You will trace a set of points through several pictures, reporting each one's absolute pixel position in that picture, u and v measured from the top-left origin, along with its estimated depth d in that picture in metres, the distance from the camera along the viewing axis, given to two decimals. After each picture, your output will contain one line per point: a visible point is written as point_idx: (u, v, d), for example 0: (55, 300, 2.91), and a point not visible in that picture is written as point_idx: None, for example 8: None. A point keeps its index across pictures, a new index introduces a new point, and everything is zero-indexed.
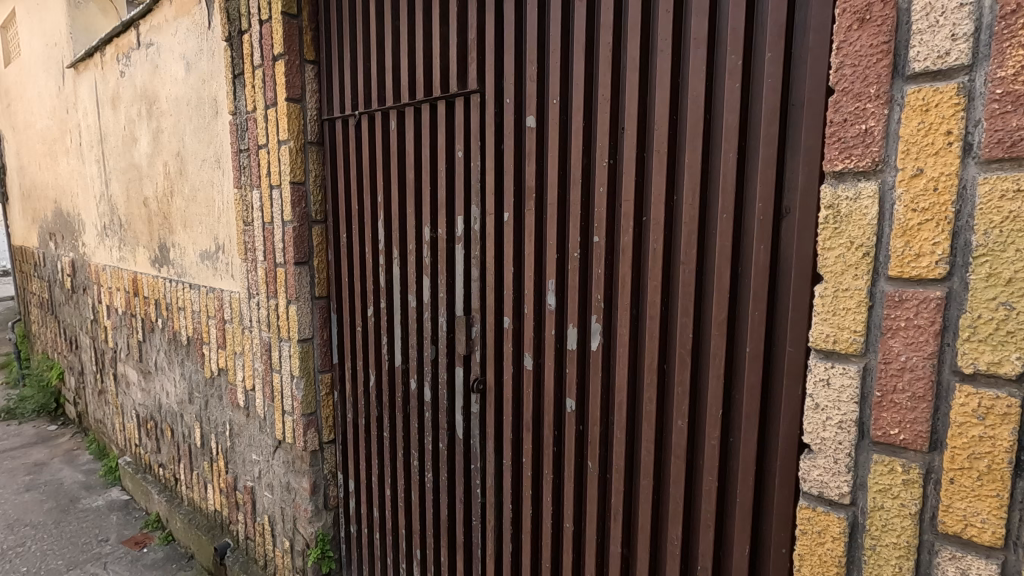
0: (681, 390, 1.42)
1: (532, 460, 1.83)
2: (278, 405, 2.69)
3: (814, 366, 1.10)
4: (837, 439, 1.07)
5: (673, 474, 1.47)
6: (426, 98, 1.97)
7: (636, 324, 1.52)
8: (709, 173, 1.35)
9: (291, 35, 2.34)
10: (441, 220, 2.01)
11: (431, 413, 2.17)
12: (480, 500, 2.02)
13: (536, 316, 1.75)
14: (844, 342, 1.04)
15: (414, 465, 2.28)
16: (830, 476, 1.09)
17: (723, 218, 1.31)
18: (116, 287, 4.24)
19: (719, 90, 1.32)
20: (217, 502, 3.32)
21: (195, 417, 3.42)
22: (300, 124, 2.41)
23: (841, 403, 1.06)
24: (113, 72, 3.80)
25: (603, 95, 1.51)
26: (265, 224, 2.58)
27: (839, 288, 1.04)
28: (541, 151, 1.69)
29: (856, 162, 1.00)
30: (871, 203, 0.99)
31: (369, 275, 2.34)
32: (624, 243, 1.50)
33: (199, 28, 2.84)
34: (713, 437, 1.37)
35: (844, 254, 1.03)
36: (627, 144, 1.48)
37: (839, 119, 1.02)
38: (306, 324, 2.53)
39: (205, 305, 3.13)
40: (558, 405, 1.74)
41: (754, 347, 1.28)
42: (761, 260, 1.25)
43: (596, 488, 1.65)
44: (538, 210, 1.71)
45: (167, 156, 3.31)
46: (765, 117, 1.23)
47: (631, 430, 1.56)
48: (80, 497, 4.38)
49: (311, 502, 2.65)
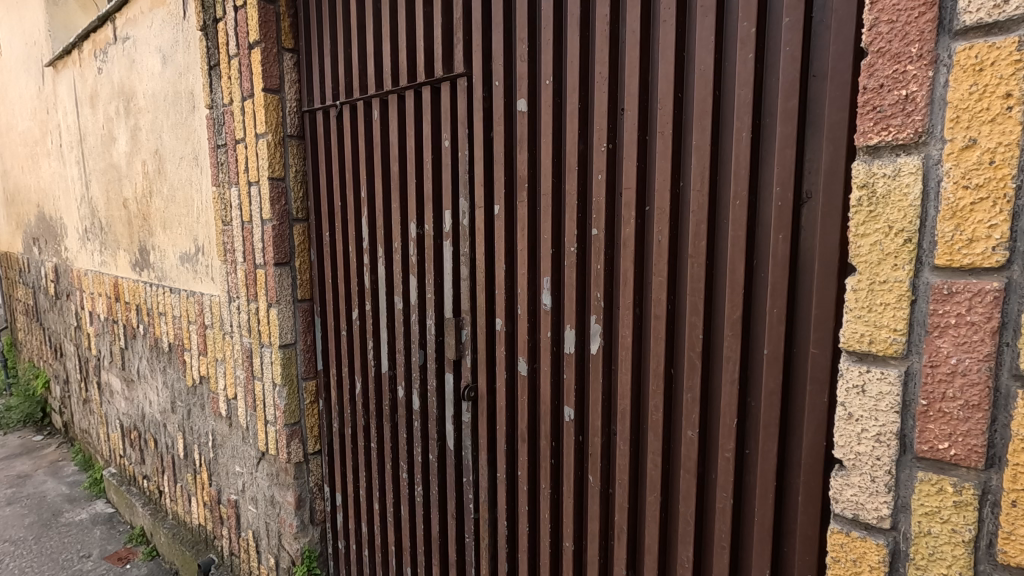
0: (691, 396, 1.28)
1: (529, 473, 1.69)
2: (260, 415, 2.55)
3: (846, 371, 0.96)
4: (874, 454, 0.93)
5: (683, 489, 1.33)
6: (410, 84, 1.83)
7: (639, 324, 1.38)
8: (718, 155, 1.21)
9: (267, 22, 2.20)
10: (428, 215, 1.87)
11: (420, 423, 2.02)
12: (474, 516, 1.89)
13: (531, 317, 1.62)
14: (881, 343, 0.90)
15: (403, 479, 2.14)
16: (866, 496, 0.95)
17: (736, 205, 1.17)
18: (98, 292, 4.09)
19: (729, 62, 1.18)
20: (201, 516, 3.18)
21: (177, 427, 3.27)
22: (279, 115, 2.27)
23: (879, 413, 0.92)
24: (90, 69, 3.66)
25: (601, 73, 1.37)
26: (244, 223, 2.44)
27: (876, 281, 0.91)
28: (534, 137, 1.55)
29: (895, 134, 0.86)
30: (913, 180, 0.85)
31: (353, 275, 2.20)
32: (626, 236, 1.36)
33: (174, 19, 2.70)
34: (727, 449, 1.24)
35: (881, 241, 0.90)
36: (627, 126, 1.34)
37: (874, 84, 0.88)
38: (288, 328, 2.39)
39: (186, 310, 2.98)
40: (555, 414, 1.60)
41: (773, 348, 1.14)
42: (780, 251, 1.12)
43: (598, 506, 1.51)
44: (531, 201, 1.57)
45: (145, 154, 3.17)
46: (782, 91, 1.09)
47: (635, 441, 1.42)
48: (63, 511, 4.23)
49: (297, 517, 2.51)
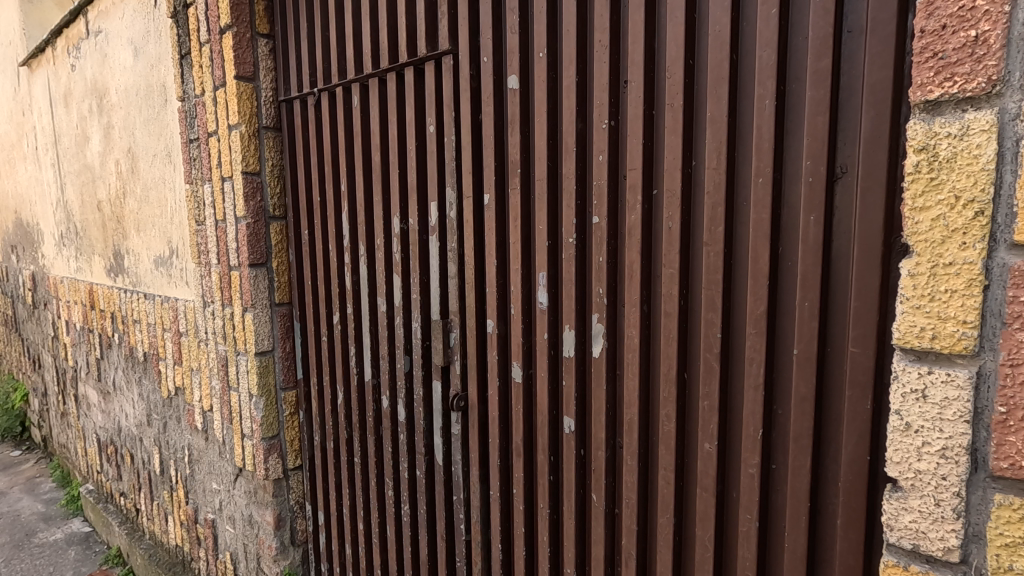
0: (708, 404, 1.13)
1: (525, 491, 1.53)
2: (236, 428, 2.39)
3: (901, 373, 0.80)
4: (939, 473, 0.77)
5: (699, 511, 1.17)
6: (392, 66, 1.68)
7: (647, 324, 1.22)
8: (737, 127, 1.06)
9: (239, 5, 2.06)
10: (412, 208, 1.71)
11: (406, 436, 1.86)
12: (465, 539, 1.71)
13: (525, 318, 1.46)
14: (947, 338, 0.75)
15: (388, 497, 1.97)
16: (928, 524, 0.79)
17: (759, 183, 1.02)
18: (73, 299, 3.91)
19: (749, 21, 1.03)
20: (178, 536, 3.00)
21: (153, 440, 3.09)
22: (253, 106, 2.12)
23: (945, 423, 0.76)
24: (64, 66, 3.51)
25: (600, 41, 1.22)
26: (217, 221, 2.28)
27: (939, 263, 0.75)
28: (526, 117, 1.40)
29: (961, 85, 0.71)
30: (985, 140, 0.70)
31: (334, 277, 2.04)
32: (631, 222, 1.21)
33: (145, 8, 2.56)
34: (751, 465, 1.08)
35: (945, 215, 0.74)
36: (630, 100, 1.19)
37: (934, 25, 0.73)
38: (264, 335, 2.23)
39: (160, 317, 2.80)
40: (553, 425, 1.44)
41: (804, 347, 0.99)
42: (811, 236, 0.97)
43: (602, 529, 1.34)
44: (524, 189, 1.42)
45: (119, 153, 3.01)
46: (812, 49, 0.94)
47: (643, 455, 1.26)
48: (38, 530, 4.03)
49: (276, 538, 2.33)
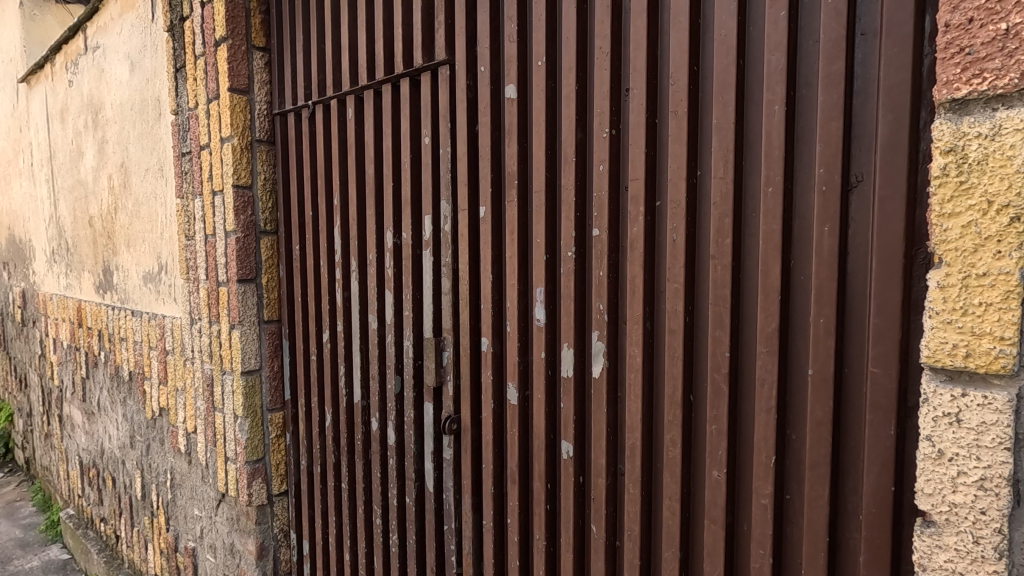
0: (716, 428, 1.05)
1: (520, 520, 1.44)
2: (220, 450, 2.29)
3: (932, 395, 0.73)
4: (976, 507, 0.70)
5: (708, 544, 1.08)
6: (386, 77, 1.65)
7: (651, 342, 1.15)
8: (745, 136, 1.01)
9: (235, 17, 2.04)
10: (406, 222, 1.65)
11: (396, 460, 1.76)
12: (456, 571, 1.61)
13: (521, 336, 1.39)
14: (983, 357, 0.69)
15: (376, 525, 1.86)
16: (966, 563, 0.71)
17: (769, 193, 0.96)
18: (62, 317, 3.83)
19: (756, 25, 0.99)
20: (158, 565, 2.86)
21: (136, 463, 2.97)
22: (246, 118, 2.08)
23: (983, 451, 0.69)
24: (62, 81, 3.49)
25: (601, 48, 1.18)
26: (207, 236, 2.23)
27: (971, 274, 0.69)
28: (524, 127, 1.36)
29: (991, 82, 0.66)
30: (1020, 139, 0.65)
31: (324, 293, 1.98)
32: (633, 234, 1.15)
33: (143, 22, 2.55)
34: (763, 495, 1.00)
35: (977, 221, 0.69)
36: (632, 108, 1.14)
37: (959, 19, 0.68)
38: (251, 354, 2.15)
39: (147, 334, 2.73)
40: (550, 450, 1.35)
41: (820, 368, 0.92)
42: (825, 249, 0.90)
43: (602, 564, 1.25)
44: (522, 200, 1.36)
45: (112, 168, 2.96)
46: (824, 53, 0.89)
47: (647, 483, 1.17)
48: (14, 557, 3.88)
49: (258, 568, 2.21)
